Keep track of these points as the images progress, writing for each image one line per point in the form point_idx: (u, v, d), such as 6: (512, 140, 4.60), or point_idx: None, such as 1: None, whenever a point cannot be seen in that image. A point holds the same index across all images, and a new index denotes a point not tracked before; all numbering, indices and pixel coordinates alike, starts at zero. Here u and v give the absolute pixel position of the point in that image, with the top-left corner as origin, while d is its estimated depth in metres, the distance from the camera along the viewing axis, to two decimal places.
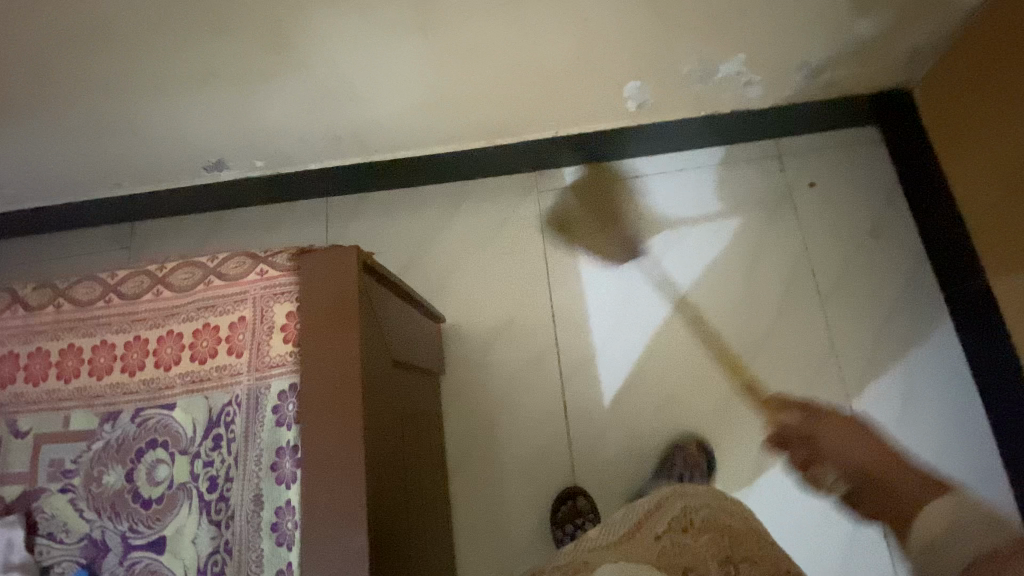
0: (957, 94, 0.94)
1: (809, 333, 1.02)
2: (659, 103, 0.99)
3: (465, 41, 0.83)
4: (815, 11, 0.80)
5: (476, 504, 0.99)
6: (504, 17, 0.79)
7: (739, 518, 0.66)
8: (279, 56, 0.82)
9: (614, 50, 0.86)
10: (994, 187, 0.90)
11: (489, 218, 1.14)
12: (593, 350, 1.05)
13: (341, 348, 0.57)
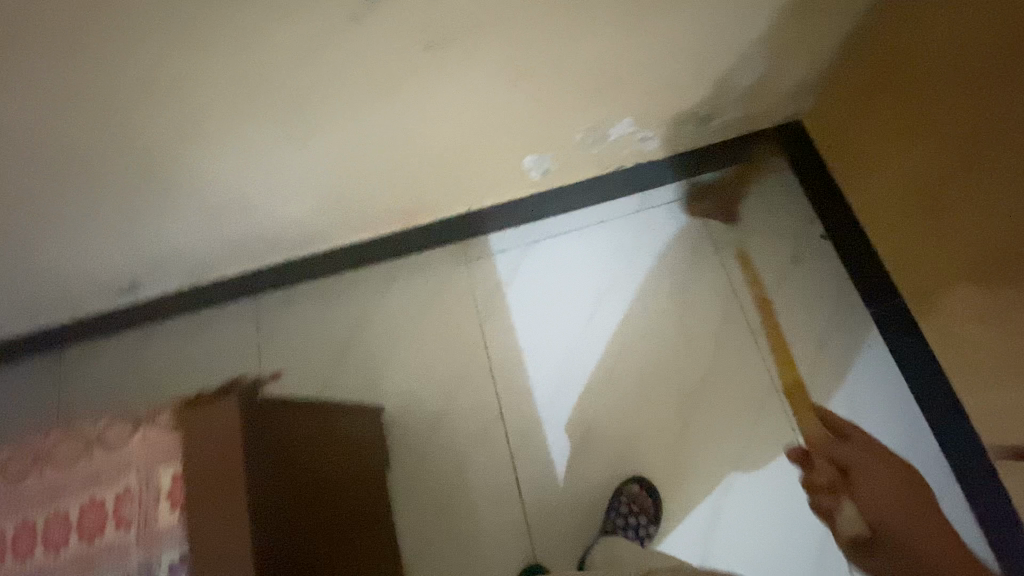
0: (847, 121, 0.94)
1: (756, 372, 0.99)
2: (563, 166, 0.99)
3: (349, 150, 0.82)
4: (687, 70, 0.82)
5: None
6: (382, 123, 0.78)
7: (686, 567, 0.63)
8: (162, 187, 0.80)
9: (502, 132, 0.86)
10: (893, 212, 0.89)
11: (418, 298, 1.11)
12: (541, 423, 1.01)
13: (225, 496, 0.55)
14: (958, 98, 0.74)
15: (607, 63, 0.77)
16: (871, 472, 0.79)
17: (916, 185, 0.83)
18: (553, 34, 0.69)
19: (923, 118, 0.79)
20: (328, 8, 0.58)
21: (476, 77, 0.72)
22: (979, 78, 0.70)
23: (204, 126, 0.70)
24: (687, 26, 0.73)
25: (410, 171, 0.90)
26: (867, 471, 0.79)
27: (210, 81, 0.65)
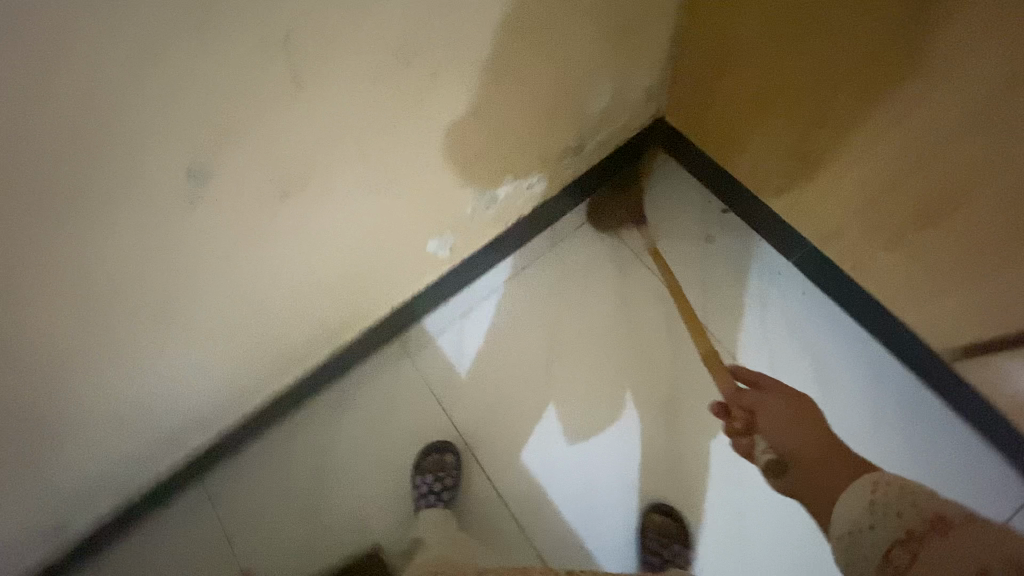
0: (692, 106, 0.95)
1: (716, 355, 0.99)
2: (465, 235, 0.97)
3: (236, 308, 0.73)
4: (543, 118, 0.84)
5: None
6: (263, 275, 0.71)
7: None
8: (36, 431, 0.67)
9: (389, 230, 0.81)
10: (766, 179, 0.89)
11: (370, 413, 1.03)
12: (542, 495, 0.95)
13: None
14: (777, 67, 0.73)
15: (467, 136, 0.76)
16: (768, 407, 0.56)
17: (775, 151, 0.83)
18: (404, 132, 0.68)
19: (754, 91, 0.80)
20: (156, 191, 0.53)
21: (343, 198, 0.70)
22: (816, 32, 0.66)
23: (70, 357, 0.62)
24: (526, 79, 0.75)
25: (313, 303, 0.84)
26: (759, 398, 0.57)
27: (45, 308, 0.55)
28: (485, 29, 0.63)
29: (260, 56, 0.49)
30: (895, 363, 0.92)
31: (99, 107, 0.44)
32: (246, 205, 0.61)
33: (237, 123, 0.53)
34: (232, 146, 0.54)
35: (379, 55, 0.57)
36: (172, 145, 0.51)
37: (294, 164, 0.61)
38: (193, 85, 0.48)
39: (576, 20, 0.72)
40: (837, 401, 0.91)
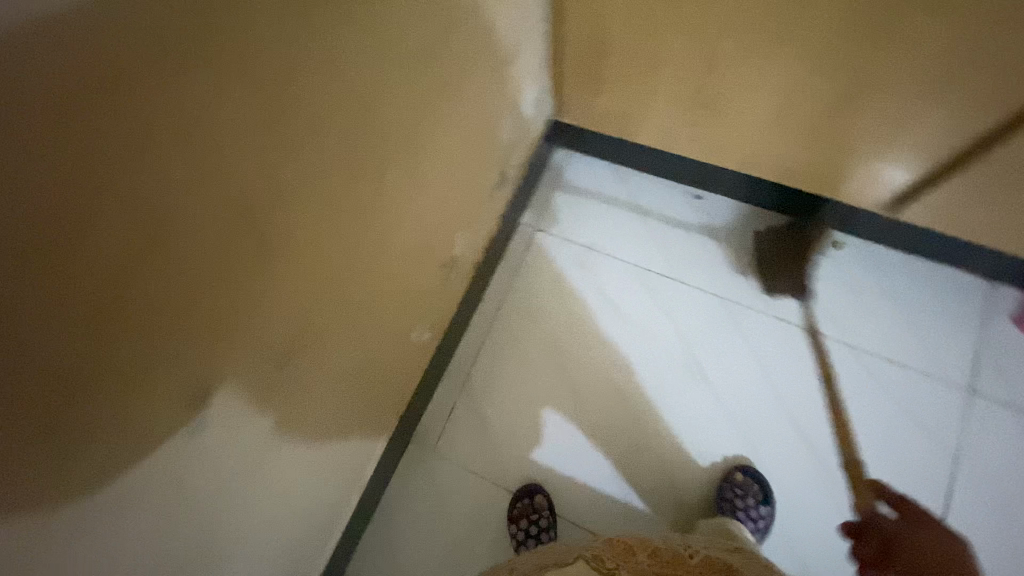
0: (584, 101, 0.93)
1: (699, 301, 1.05)
2: (439, 313, 0.91)
3: (268, 501, 0.63)
4: (468, 165, 0.78)
5: None
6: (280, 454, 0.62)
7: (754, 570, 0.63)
8: None
9: (376, 344, 0.74)
10: (678, 135, 0.92)
11: (427, 520, 0.98)
12: (628, 502, 0.95)
13: None
14: (670, 32, 0.72)
15: (420, 217, 0.71)
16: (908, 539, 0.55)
17: (679, 108, 0.86)
18: (367, 240, 0.62)
19: (647, 65, 0.80)
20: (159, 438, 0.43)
21: (332, 335, 0.63)
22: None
23: None
24: (450, 136, 0.71)
25: (331, 453, 0.75)
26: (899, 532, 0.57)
27: None
28: (403, 107, 0.59)
29: (224, 240, 0.42)
30: (837, 232, 1.06)
31: (76, 395, 0.34)
32: (246, 394, 0.52)
33: (225, 319, 0.45)
34: (223, 346, 0.46)
35: (325, 180, 0.51)
36: (166, 382, 0.42)
37: (281, 327, 0.53)
38: (170, 310, 0.39)
39: (474, 64, 0.69)
40: (813, 286, 1.04)
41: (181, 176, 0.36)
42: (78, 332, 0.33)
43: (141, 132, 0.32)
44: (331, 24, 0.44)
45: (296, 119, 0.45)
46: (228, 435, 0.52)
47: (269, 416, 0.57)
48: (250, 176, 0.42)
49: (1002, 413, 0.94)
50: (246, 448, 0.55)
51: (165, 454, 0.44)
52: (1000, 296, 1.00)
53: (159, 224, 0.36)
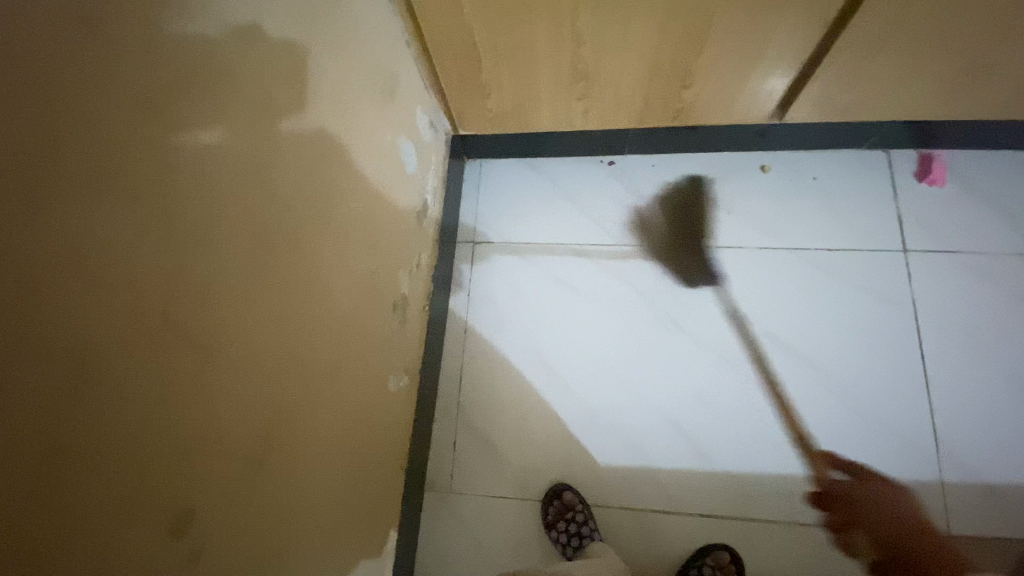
0: (475, 108, 0.95)
1: (646, 254, 1.09)
2: (409, 353, 0.89)
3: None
4: (385, 203, 0.78)
5: None
6: (296, 541, 0.60)
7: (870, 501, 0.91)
8: None
9: (357, 404, 0.73)
10: (572, 111, 0.95)
11: (470, 555, 0.96)
12: (650, 465, 0.96)
13: None
14: (533, 21, 0.74)
15: (353, 267, 0.70)
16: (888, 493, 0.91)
17: (562, 87, 0.88)
18: (308, 307, 0.60)
19: (520, 58, 0.82)
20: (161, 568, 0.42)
21: (306, 409, 0.61)
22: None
23: None
24: (357, 182, 0.70)
25: (346, 527, 0.73)
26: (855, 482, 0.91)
27: None
28: (299, 167, 0.58)
29: (160, 353, 0.41)
30: (762, 157, 1.11)
31: (55, 552, 0.33)
32: (239, 497, 0.50)
33: (189, 428, 0.44)
34: (196, 456, 0.45)
35: (243, 261, 0.50)
36: (148, 511, 0.40)
37: (250, 419, 0.52)
38: (128, 440, 0.38)
39: (355, 105, 0.69)
40: (741, 207, 1.09)
41: (91, 303, 0.35)
42: (34, 487, 0.32)
43: (37, 274, 0.32)
44: (198, 110, 0.43)
45: (196, 213, 0.44)
46: (234, 545, 0.50)
47: (271, 512, 0.55)
48: (167, 281, 0.41)
49: (936, 261, 1.02)
50: (259, 551, 0.53)
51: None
52: (899, 160, 1.08)
53: (84, 357, 0.35)
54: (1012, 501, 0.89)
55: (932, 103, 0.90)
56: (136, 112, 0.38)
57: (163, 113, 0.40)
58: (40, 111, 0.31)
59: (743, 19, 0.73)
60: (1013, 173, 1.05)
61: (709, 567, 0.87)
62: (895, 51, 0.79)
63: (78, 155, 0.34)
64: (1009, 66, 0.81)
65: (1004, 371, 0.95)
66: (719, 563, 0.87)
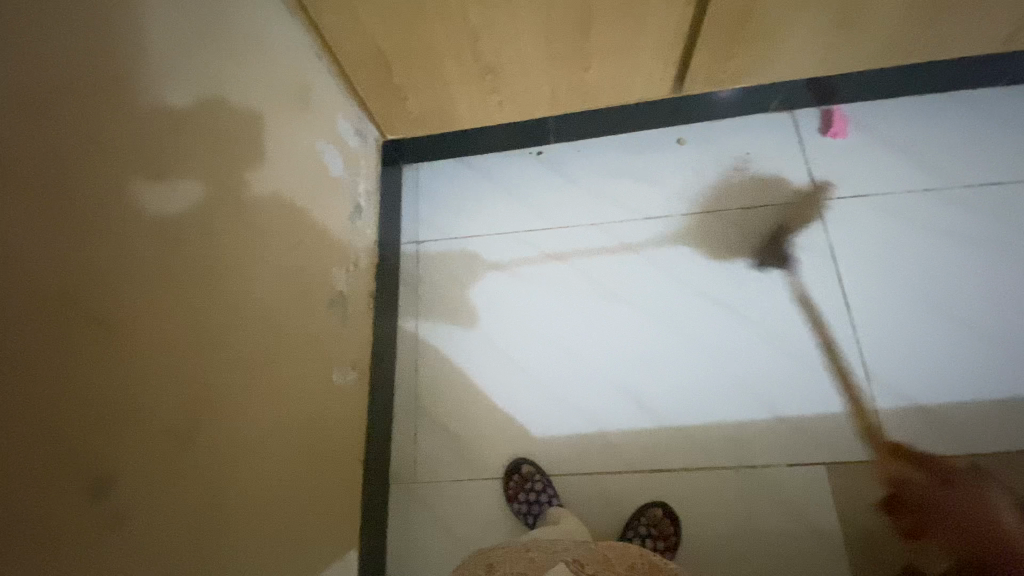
0: (396, 112, 1.01)
1: (582, 233, 1.15)
2: (355, 349, 0.93)
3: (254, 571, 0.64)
4: (311, 205, 0.83)
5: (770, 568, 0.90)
6: (246, 518, 0.63)
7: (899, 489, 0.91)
8: None
9: (301, 393, 0.76)
10: (488, 105, 1.01)
11: (441, 538, 0.98)
12: (604, 429, 1.01)
13: None
14: (427, 19, 0.80)
15: (279, 262, 0.74)
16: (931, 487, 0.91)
17: (473, 82, 0.94)
18: (230, 298, 0.64)
19: (425, 57, 0.87)
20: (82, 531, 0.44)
21: (241, 394, 0.64)
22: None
23: None
24: (276, 184, 0.75)
25: (303, 512, 0.75)
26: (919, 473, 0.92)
27: None
28: (206, 167, 0.62)
29: (65, 332, 0.44)
30: (678, 131, 1.18)
31: None
32: (166, 473, 0.52)
33: (103, 402, 0.46)
34: (114, 428, 0.47)
35: (149, 251, 0.53)
36: (62, 474, 0.42)
37: (174, 398, 0.54)
38: (34, 409, 0.41)
39: (265, 107, 0.74)
40: (664, 180, 1.15)
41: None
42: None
43: None
44: (87, 114, 0.48)
45: (90, 205, 0.47)
46: (167, 518, 0.52)
47: (210, 492, 0.57)
48: (63, 265, 0.44)
49: (849, 206, 1.08)
50: (195, 528, 0.55)
51: (93, 548, 0.44)
52: (805, 118, 1.15)
53: None
54: (943, 417, 0.93)
55: (814, 59, 0.97)
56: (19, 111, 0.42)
57: (43, 114, 0.44)
58: None
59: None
60: (910, 117, 1.12)
61: (645, 526, 0.91)
62: (765, 12, 0.85)
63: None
64: (872, 15, 0.88)
65: (924, 298, 1.00)
66: (651, 519, 0.92)
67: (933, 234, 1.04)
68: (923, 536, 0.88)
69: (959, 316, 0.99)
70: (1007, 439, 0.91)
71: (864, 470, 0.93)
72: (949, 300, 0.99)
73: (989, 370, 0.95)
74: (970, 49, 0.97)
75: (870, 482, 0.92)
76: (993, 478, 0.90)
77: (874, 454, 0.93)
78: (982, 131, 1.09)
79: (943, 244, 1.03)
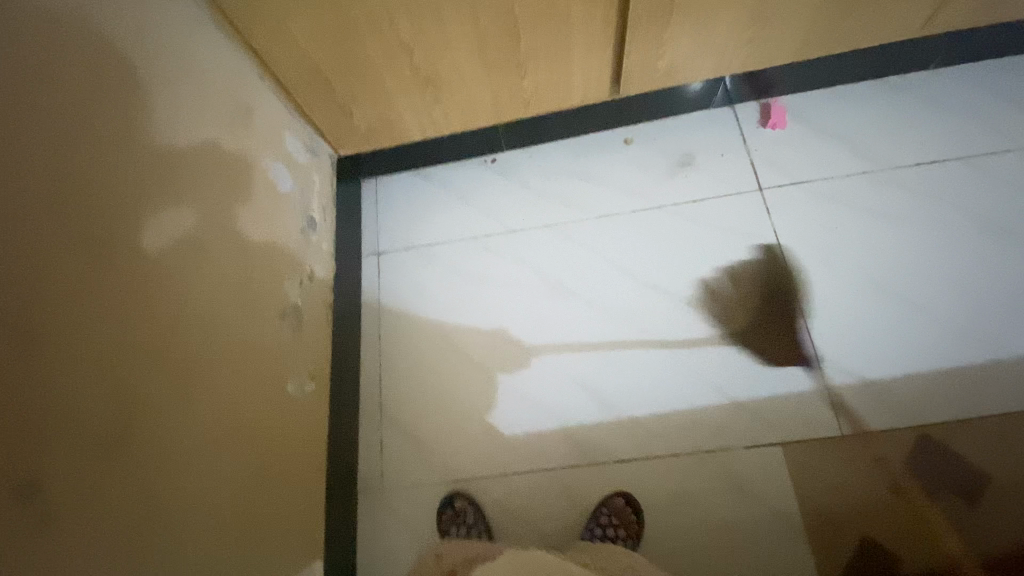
0: (345, 128, 1.04)
1: (537, 234, 1.18)
2: (313, 360, 0.95)
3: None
4: (257, 220, 0.85)
5: (731, 548, 0.91)
6: (195, 525, 0.64)
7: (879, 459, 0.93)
8: None
9: (252, 403, 0.78)
10: (433, 116, 1.04)
11: (410, 541, 0.99)
12: (565, 425, 1.03)
13: None
14: (360, 35, 0.83)
15: (224, 275, 0.76)
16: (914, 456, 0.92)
17: (415, 95, 0.98)
18: (170, 310, 0.65)
19: (364, 72, 0.90)
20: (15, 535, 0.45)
21: (185, 403, 0.65)
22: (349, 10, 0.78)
23: None
24: (220, 200, 0.77)
25: (260, 521, 0.76)
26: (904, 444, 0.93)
27: None
28: (143, 183, 0.64)
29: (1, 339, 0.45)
30: (625, 132, 1.22)
31: None
32: (103, 479, 0.53)
33: (34, 408, 0.48)
34: (47, 436, 0.48)
35: (81, 263, 0.54)
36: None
37: (109, 407, 0.55)
38: None
39: (206, 125, 0.76)
40: (614, 179, 1.19)
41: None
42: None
43: None
44: (21, 133, 0.50)
45: (20, 217, 0.49)
46: (103, 525, 0.52)
47: (150, 499, 0.58)
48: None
49: (790, 193, 1.12)
50: (137, 534, 0.56)
51: (25, 551, 0.45)
52: (745, 112, 1.20)
53: None
54: (891, 392, 0.96)
55: (742, 54, 1.01)
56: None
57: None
58: None
59: (541, 3, 0.83)
60: (844, 104, 1.17)
61: (606, 515, 0.92)
62: (686, 11, 0.89)
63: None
64: (790, 9, 0.92)
65: (868, 276, 1.03)
66: (613, 510, 0.93)
67: (872, 215, 1.07)
68: (877, 508, 0.91)
69: (903, 292, 1.01)
70: (954, 408, 0.93)
71: (819, 446, 0.95)
72: (890, 276, 1.03)
73: (933, 343, 0.97)
74: (889, 36, 1.01)
75: (824, 459, 0.94)
76: (944, 446, 0.92)
77: (827, 431, 0.95)
78: (912, 113, 1.13)
79: (882, 224, 1.06)
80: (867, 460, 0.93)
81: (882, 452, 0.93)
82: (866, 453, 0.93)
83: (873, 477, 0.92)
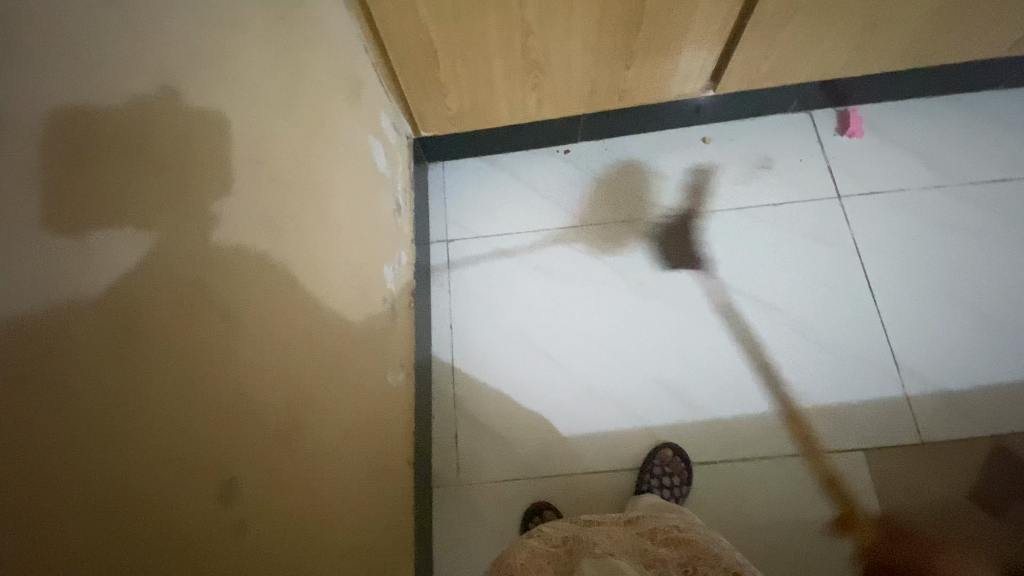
0: (434, 109, 1.00)
1: (613, 229, 1.16)
2: (401, 350, 0.91)
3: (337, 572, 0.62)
4: (360, 200, 0.81)
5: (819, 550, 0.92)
6: (328, 520, 0.61)
7: (960, 466, 0.95)
8: None
9: (363, 392, 0.74)
10: (527, 102, 1.00)
11: (488, 536, 0.97)
12: (648, 424, 1.02)
13: None
14: (483, 11, 0.79)
15: (337, 256, 0.72)
16: (994, 463, 0.94)
17: (516, 78, 0.94)
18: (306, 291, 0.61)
19: (474, 51, 0.86)
20: (209, 533, 0.42)
21: (320, 391, 0.62)
22: None
23: None
24: (332, 178, 0.73)
25: (370, 513, 0.73)
26: (983, 451, 0.95)
27: None
28: (277, 155, 0.60)
29: (188, 318, 0.43)
30: (702, 131, 1.22)
31: (127, 498, 0.35)
32: (269, 473, 0.51)
33: (217, 396, 0.45)
34: (229, 424, 0.46)
35: (236, 234, 0.50)
36: (187, 480, 0.41)
37: (273, 400, 0.53)
38: (171, 400, 0.40)
39: (322, 101, 0.72)
40: (692, 177, 1.18)
41: (53, 293, 0.32)
42: (73, 444, 0.32)
43: (99, 237, 0.36)
44: (195, 98, 0.46)
45: (197, 188, 0.45)
46: (266, 528, 0.49)
47: (300, 493, 0.56)
48: (181, 248, 0.43)
49: (867, 202, 1.13)
50: (291, 531, 0.53)
51: (219, 552, 0.43)
52: (822, 119, 1.21)
53: (131, 323, 0.37)
54: (969, 402, 0.98)
55: (840, 63, 1.01)
56: (133, 87, 0.40)
57: (156, 89, 0.42)
58: (74, 89, 0.35)
59: None
60: (918, 119, 1.18)
61: (658, 466, 0.96)
62: (805, 14, 0.88)
63: (22, 124, 0.31)
64: (901, 19, 0.92)
65: (945, 287, 1.05)
66: (663, 460, 0.97)
67: (947, 229, 1.09)
68: (958, 513, 0.92)
69: (978, 306, 1.04)
70: None
71: (899, 452, 0.97)
72: (966, 288, 1.05)
73: (1007, 356, 1.00)
74: (981, 55, 1.02)
75: (904, 465, 0.96)
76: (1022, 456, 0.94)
77: (907, 438, 0.97)
78: (985, 131, 1.15)
79: (957, 238, 1.08)
80: (947, 467, 0.95)
81: (962, 459, 0.95)
82: (945, 459, 0.95)
83: (954, 482, 0.94)
